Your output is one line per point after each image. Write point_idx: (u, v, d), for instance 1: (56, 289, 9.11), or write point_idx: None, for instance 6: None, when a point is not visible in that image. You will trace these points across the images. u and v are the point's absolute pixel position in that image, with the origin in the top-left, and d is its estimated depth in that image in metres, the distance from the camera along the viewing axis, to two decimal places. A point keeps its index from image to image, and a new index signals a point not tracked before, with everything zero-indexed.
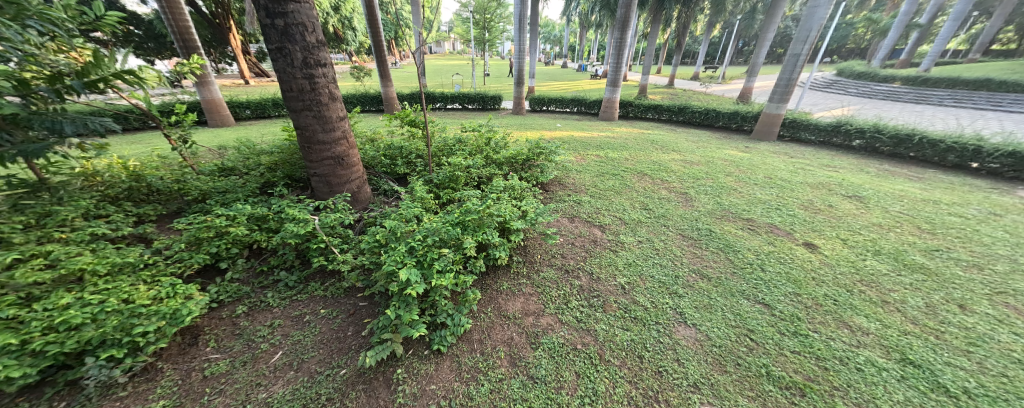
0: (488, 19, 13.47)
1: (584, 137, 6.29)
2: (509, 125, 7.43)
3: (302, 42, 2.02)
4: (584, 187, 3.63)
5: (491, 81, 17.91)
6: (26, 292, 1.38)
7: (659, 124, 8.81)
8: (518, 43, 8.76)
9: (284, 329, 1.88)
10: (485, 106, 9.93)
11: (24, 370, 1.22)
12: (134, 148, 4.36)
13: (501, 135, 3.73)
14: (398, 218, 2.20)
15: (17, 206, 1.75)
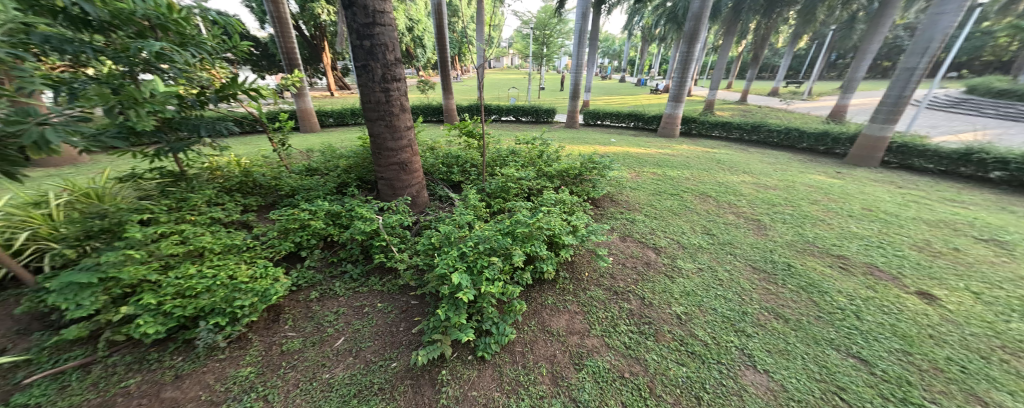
0: (547, 34, 13.87)
1: (640, 153, 6.07)
2: (562, 138, 7.45)
3: (383, 60, 2.26)
4: (639, 205, 3.48)
5: (547, 94, 18.23)
6: (166, 261, 1.73)
7: (728, 143, 8.19)
8: (575, 57, 8.85)
9: (347, 317, 2.07)
10: (536, 119, 10.08)
11: (158, 325, 1.54)
12: (246, 148, 5.24)
13: (554, 148, 3.73)
14: (452, 223, 2.32)
15: (166, 192, 2.21)
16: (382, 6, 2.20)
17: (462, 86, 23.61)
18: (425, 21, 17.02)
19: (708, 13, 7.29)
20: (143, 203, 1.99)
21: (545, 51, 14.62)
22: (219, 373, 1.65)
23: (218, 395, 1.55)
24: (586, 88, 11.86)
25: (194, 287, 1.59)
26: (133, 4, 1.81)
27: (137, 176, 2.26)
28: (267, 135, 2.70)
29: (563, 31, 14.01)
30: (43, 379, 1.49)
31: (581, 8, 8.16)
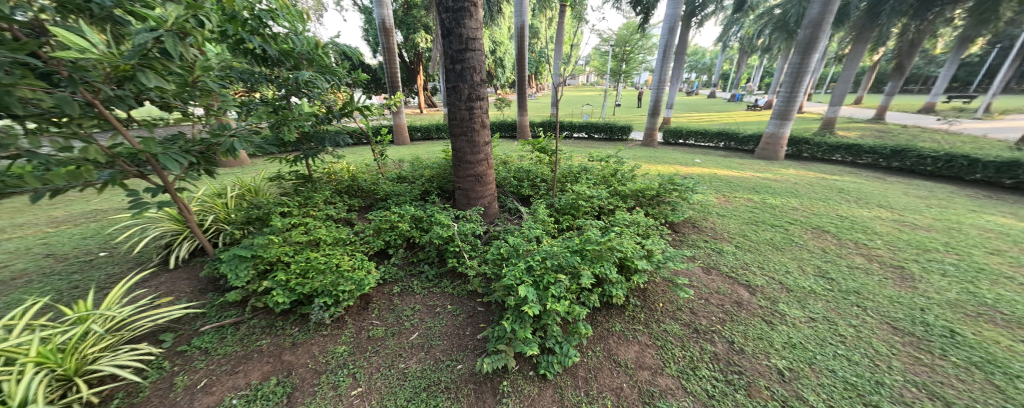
0: (626, 50, 13.56)
1: (733, 176, 5.45)
2: (638, 156, 7.12)
3: (470, 81, 2.47)
4: (728, 234, 3.11)
5: (623, 111, 17.70)
6: (295, 246, 2.14)
7: (852, 169, 6.83)
8: (657, 73, 8.44)
9: (421, 314, 2.26)
10: (611, 136, 9.83)
11: (286, 299, 1.89)
12: (356, 157, 6.26)
13: (630, 167, 3.59)
14: (522, 236, 2.39)
15: (297, 191, 2.74)
16: (475, 33, 2.41)
17: (535, 103, 24.40)
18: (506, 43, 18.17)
19: (829, 18, 6.23)
20: (283, 199, 2.52)
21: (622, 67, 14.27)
22: (322, 347, 1.95)
23: (319, 366, 1.83)
24: (668, 105, 11.16)
25: (312, 271, 1.91)
26: (296, 44, 2.33)
27: (280, 177, 2.87)
28: (370, 147, 3.16)
29: (645, 47, 13.50)
30: (212, 329, 1.98)
31: (668, 22, 7.77)
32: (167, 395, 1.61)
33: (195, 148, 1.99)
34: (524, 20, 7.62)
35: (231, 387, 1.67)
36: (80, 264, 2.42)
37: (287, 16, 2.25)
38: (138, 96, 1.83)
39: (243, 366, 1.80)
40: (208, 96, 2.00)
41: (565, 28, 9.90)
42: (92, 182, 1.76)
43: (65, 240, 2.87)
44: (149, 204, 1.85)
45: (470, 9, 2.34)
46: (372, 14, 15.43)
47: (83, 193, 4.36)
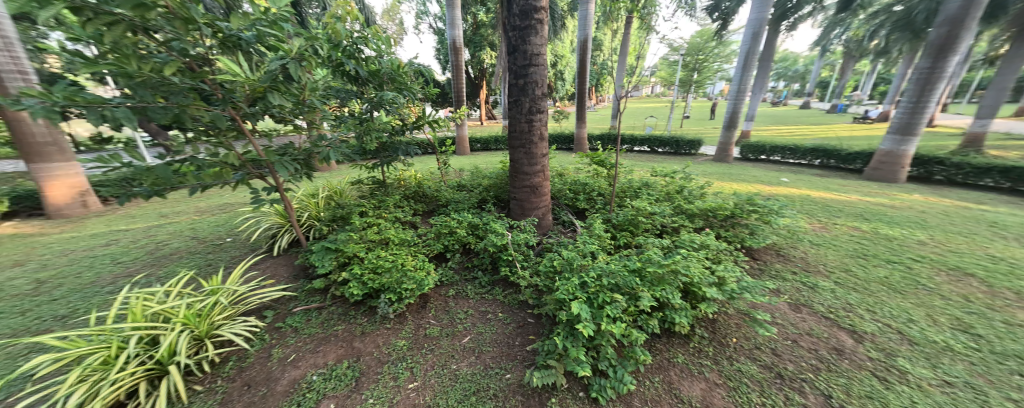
0: (700, 59, 12.68)
1: (832, 199, 4.69)
2: (708, 172, 6.56)
3: (532, 95, 2.54)
4: (824, 267, 2.68)
5: (691, 123, 16.45)
6: (368, 244, 2.39)
7: (1012, 197, 5.38)
8: (736, 82, 7.76)
9: (473, 319, 2.33)
10: (677, 150, 9.32)
11: (358, 291, 2.11)
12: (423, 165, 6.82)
13: (699, 184, 3.33)
14: (576, 250, 2.33)
15: (373, 195, 3.07)
16: (539, 50, 2.47)
17: (594, 115, 24.02)
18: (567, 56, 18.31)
19: (977, 13, 5.15)
20: (362, 202, 2.84)
21: (692, 77, 13.33)
22: (385, 339, 2.13)
23: (381, 357, 1.99)
24: (748, 116, 10.11)
25: (381, 267, 2.11)
26: (382, 65, 2.63)
27: (360, 182, 3.24)
28: (435, 156, 3.41)
29: (721, 54, 12.48)
30: (300, 311, 2.30)
31: (752, 27, 7.01)
32: (265, 364, 1.90)
33: (299, 155, 2.36)
34: (588, 33, 7.62)
35: (312, 365, 1.91)
36: (213, 246, 3.04)
37: (376, 41, 2.57)
38: (264, 112, 2.24)
39: (322, 347, 2.04)
40: (310, 111, 2.36)
41: (630, 39, 9.64)
42: (228, 181, 2.20)
43: (205, 225, 3.63)
44: (264, 200, 2.24)
45: (536, 26, 2.41)
46: (445, 35, 16.92)
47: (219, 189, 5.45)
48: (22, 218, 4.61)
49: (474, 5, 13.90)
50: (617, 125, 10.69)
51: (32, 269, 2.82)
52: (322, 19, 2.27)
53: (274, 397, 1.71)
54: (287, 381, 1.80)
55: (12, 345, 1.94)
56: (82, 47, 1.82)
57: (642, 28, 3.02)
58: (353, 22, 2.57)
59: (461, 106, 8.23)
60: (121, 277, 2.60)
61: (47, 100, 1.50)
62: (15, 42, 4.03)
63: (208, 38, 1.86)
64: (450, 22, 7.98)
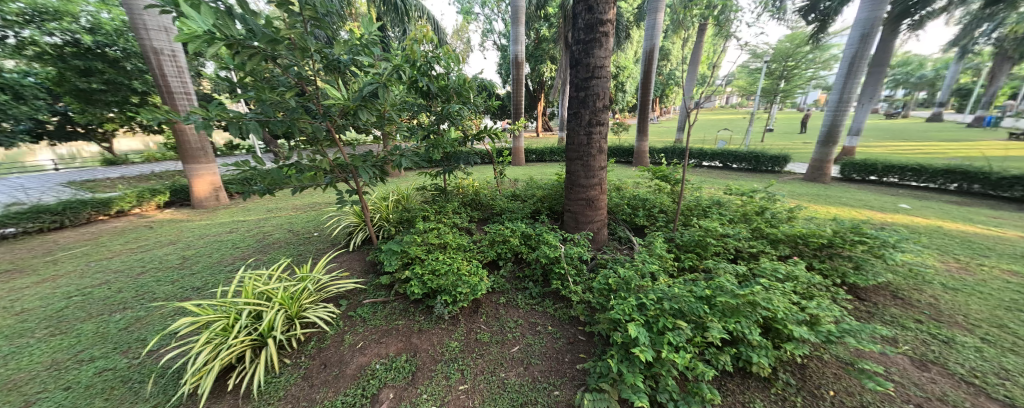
0: (789, 66, 11.24)
1: (976, 233, 3.76)
2: (795, 193, 5.77)
3: (592, 107, 2.50)
4: (962, 319, 2.14)
5: (772, 136, 14.64)
6: (429, 247, 2.55)
7: None
8: (837, 91, 6.67)
9: (523, 329, 2.33)
10: (751, 166, 8.36)
11: (417, 290, 2.25)
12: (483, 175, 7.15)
13: (786, 206, 2.94)
14: (634, 269, 2.21)
15: (435, 201, 3.28)
16: (603, 62, 2.44)
17: (658, 128, 22.67)
18: (629, 66, 17.72)
19: None
20: (426, 207, 3.06)
21: (777, 86, 11.88)
22: (439, 339, 2.23)
23: (435, 356, 2.09)
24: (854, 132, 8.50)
25: (440, 269, 2.23)
26: (451, 81, 2.83)
27: (425, 188, 3.50)
28: (493, 166, 3.53)
29: (816, 60, 10.98)
30: (368, 303, 2.53)
31: (862, 28, 6.02)
32: (338, 347, 2.13)
33: (377, 162, 2.63)
34: (655, 43, 7.30)
35: (376, 354, 2.08)
36: (303, 239, 3.54)
37: (447, 59, 2.78)
38: (352, 125, 2.56)
39: (384, 338, 2.21)
40: (388, 123, 2.63)
41: (702, 47, 9.00)
42: (320, 183, 2.55)
43: (299, 220, 4.26)
44: (346, 201, 2.55)
45: (601, 39, 2.39)
46: (508, 51, 17.69)
47: (310, 190, 6.33)
48: (177, 206, 5.94)
49: (538, 22, 14.31)
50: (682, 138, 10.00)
51: (180, 247, 3.58)
52: (402, 42, 2.53)
53: (344, 379, 1.90)
54: (355, 366, 1.99)
55: (164, 306, 2.48)
56: (230, 74, 2.30)
57: (720, 35, 2.80)
58: (428, 43, 2.82)
59: (520, 119, 8.50)
60: (237, 259, 3.17)
61: (203, 116, 1.91)
62: (186, 70, 5.23)
63: (315, 62, 2.20)
64: (514, 38, 8.30)
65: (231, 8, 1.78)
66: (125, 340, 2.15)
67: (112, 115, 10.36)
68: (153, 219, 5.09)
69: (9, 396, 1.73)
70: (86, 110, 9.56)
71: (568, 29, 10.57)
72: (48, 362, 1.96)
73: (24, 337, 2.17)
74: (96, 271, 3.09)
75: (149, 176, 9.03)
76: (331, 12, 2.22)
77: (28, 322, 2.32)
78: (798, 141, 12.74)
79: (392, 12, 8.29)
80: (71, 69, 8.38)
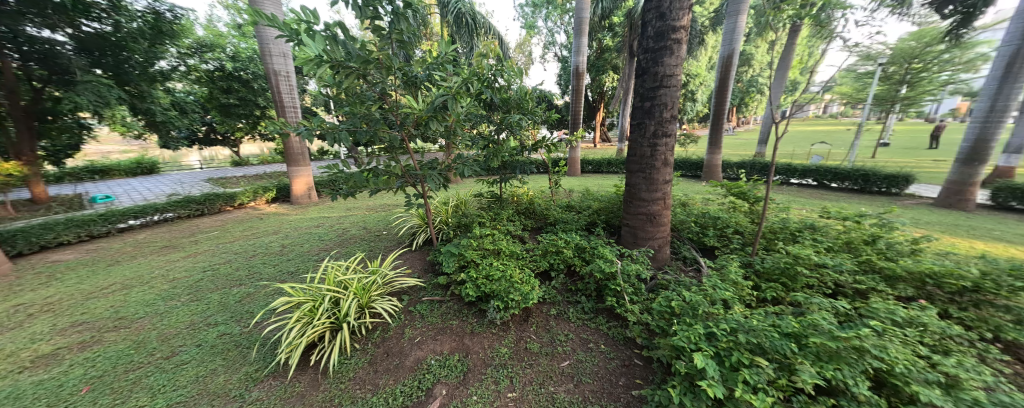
0: (915, 68, 9.11)
1: None
2: (918, 221, 4.75)
3: (658, 117, 2.36)
4: None
5: (884, 151, 12.21)
6: (483, 252, 2.64)
7: None
8: (984, 99, 5.39)
9: (574, 344, 2.25)
10: (854, 187, 7.13)
11: (470, 293, 2.33)
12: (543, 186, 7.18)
13: (910, 237, 2.41)
14: (702, 294, 1.99)
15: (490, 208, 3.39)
16: (672, 70, 2.30)
17: (733, 139, 20.46)
18: (703, 73, 16.29)
19: None
20: (482, 213, 3.18)
21: (896, 92, 9.62)
22: (489, 343, 2.26)
23: (485, 359, 2.14)
24: (1013, 147, 6.72)
25: (493, 274, 2.29)
26: (513, 93, 2.95)
27: (482, 194, 3.65)
28: (549, 176, 3.53)
29: (957, 60, 8.51)
30: (426, 300, 2.69)
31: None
32: (400, 339, 2.30)
33: (442, 170, 2.83)
34: (734, 48, 6.66)
35: (431, 350, 2.20)
36: (375, 236, 3.93)
37: (511, 72, 2.88)
38: (423, 134, 2.79)
39: (438, 336, 2.32)
40: (454, 133, 2.80)
41: (795, 50, 7.89)
42: (392, 186, 2.81)
43: (373, 219, 4.74)
44: (412, 204, 2.78)
45: (673, 47, 2.26)
46: (568, 62, 17.74)
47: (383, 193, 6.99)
48: (278, 200, 7.05)
49: (602, 32, 14.11)
50: (762, 152, 8.92)
51: (281, 236, 4.24)
52: (471, 58, 2.71)
53: (403, 370, 2.04)
54: (412, 359, 2.12)
55: (267, 285, 2.95)
56: (330, 92, 2.71)
57: (819, 36, 2.49)
58: (494, 58, 2.96)
59: (580, 130, 8.42)
60: (323, 249, 3.64)
61: (308, 126, 2.27)
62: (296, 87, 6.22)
63: (397, 79, 2.47)
64: (576, 49, 8.29)
65: (335, 35, 2.10)
66: (239, 311, 2.59)
67: (242, 126, 12.79)
68: (262, 211, 6.13)
69: (162, 346, 2.21)
70: (224, 121, 11.98)
71: (633, 38, 10.29)
72: (188, 322, 2.46)
73: (174, 300, 2.76)
74: (223, 251, 3.83)
75: (261, 176, 10.89)
76: (413, 35, 2.49)
77: (178, 289, 2.95)
78: (925, 158, 10.39)
79: (461, 30, 8.67)
80: (218, 88, 10.81)
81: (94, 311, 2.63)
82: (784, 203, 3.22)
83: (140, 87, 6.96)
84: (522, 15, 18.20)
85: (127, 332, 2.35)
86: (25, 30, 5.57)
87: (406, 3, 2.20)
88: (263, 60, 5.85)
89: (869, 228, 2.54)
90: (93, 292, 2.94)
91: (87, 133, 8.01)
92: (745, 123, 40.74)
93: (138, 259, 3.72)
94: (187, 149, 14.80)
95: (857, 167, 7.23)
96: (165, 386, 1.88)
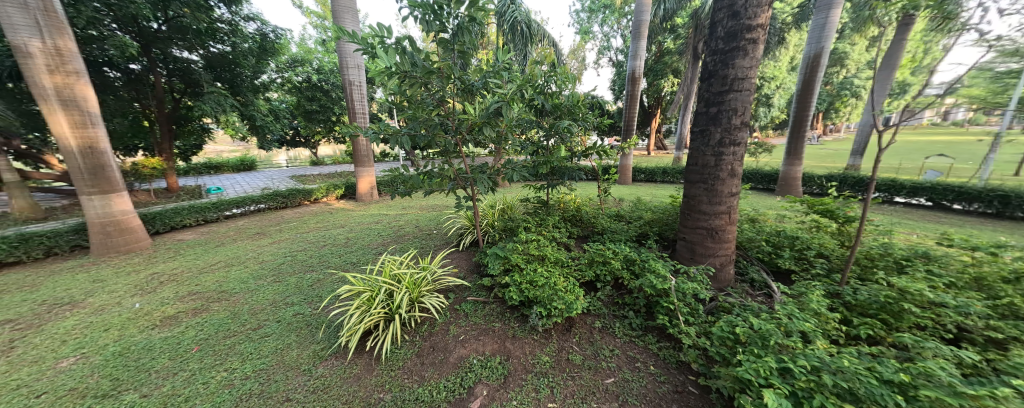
0: None
1: None
2: None
3: (726, 124, 2.17)
4: None
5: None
6: (527, 257, 2.65)
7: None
8: None
9: (620, 361, 2.13)
10: (987, 210, 5.81)
11: (514, 297, 2.35)
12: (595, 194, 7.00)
13: None
14: (774, 322, 1.76)
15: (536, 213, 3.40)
16: (745, 73, 2.10)
17: (818, 150, 17.93)
18: (780, 75, 14.53)
19: None
20: (528, 219, 3.21)
21: None
22: (531, 350, 2.24)
23: (526, 365, 2.12)
24: None
25: (537, 280, 2.28)
26: (565, 99, 2.94)
27: (528, 200, 3.69)
28: (598, 183, 3.43)
29: None
30: (471, 300, 2.77)
31: None
32: (445, 335, 2.39)
33: (491, 173, 2.91)
34: (824, 46, 5.86)
35: (474, 349, 2.25)
36: (426, 235, 4.18)
37: (564, 79, 2.89)
38: (475, 140, 2.90)
39: (481, 336, 2.36)
40: (505, 139, 2.87)
41: (905, 46, 6.70)
42: (444, 188, 2.97)
43: (424, 219, 5.04)
44: (462, 206, 2.89)
45: (747, 47, 2.06)
46: (624, 67, 17.15)
47: (436, 194, 7.39)
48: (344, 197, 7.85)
49: (663, 34, 13.38)
50: (855, 164, 7.67)
51: (346, 230, 4.72)
52: (526, 65, 2.77)
53: (447, 365, 2.12)
54: (456, 356, 2.19)
55: (334, 273, 3.28)
56: (395, 99, 2.95)
57: (942, 31, 2.10)
58: (549, 65, 2.98)
59: (632, 137, 8.10)
60: (381, 244, 3.95)
61: (375, 130, 2.49)
62: (366, 96, 6.88)
63: (455, 87, 2.61)
64: (633, 53, 8.01)
65: (405, 48, 2.29)
66: (310, 294, 2.92)
67: (319, 130, 14.51)
68: (332, 206, 6.87)
69: (251, 319, 2.57)
70: (307, 126, 13.72)
71: (697, 40, 9.65)
72: (271, 300, 2.83)
73: (262, 280, 3.21)
74: (299, 240, 4.37)
75: (332, 175, 12.20)
76: (473, 46, 2.63)
77: (265, 270, 3.42)
78: None
79: (517, 39, 8.87)
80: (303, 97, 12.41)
81: (205, 283, 3.17)
82: (885, 225, 2.75)
83: (246, 96, 8.32)
84: (578, 21, 18.07)
85: (226, 304, 2.78)
86: (172, 52, 6.98)
87: (470, 15, 2.33)
88: (341, 72, 6.58)
89: (1009, 262, 2.06)
90: (205, 267, 3.55)
91: (208, 136, 9.69)
92: (835, 133, 35.55)
93: (236, 242, 4.41)
94: (277, 149, 17.24)
95: (992, 186, 5.86)
96: (253, 353, 2.19)
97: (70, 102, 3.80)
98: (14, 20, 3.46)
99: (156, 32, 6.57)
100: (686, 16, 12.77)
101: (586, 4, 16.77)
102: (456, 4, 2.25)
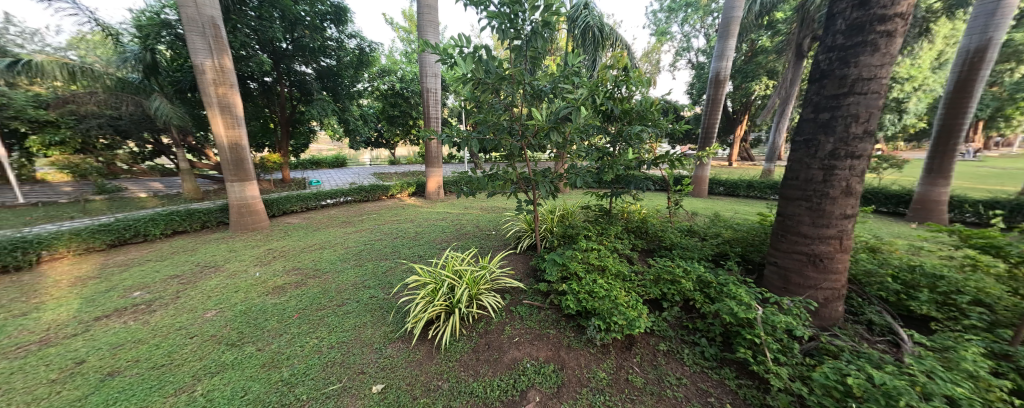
0: None
1: None
2: None
3: (841, 133, 1.83)
4: None
5: None
6: (587, 266, 2.58)
7: None
8: None
9: (690, 390, 1.93)
10: None
11: (572, 305, 2.30)
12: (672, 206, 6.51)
13: None
14: (905, 379, 1.41)
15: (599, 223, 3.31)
16: (874, 71, 1.75)
17: (976, 168, 14.00)
18: (919, 75, 11.78)
19: None
20: (590, 227, 3.14)
21: None
22: (588, 362, 2.16)
23: (581, 378, 2.05)
24: None
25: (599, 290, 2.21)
26: (636, 103, 2.81)
27: (589, 207, 3.61)
28: (669, 195, 3.19)
29: None
30: (526, 303, 2.79)
31: None
32: (500, 335, 2.44)
33: (554, 178, 2.91)
34: (990, 37, 4.63)
35: (528, 353, 2.25)
36: (485, 235, 4.35)
37: (637, 83, 2.75)
38: (540, 145, 2.93)
39: (536, 341, 2.35)
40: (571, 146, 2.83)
41: None
42: (506, 191, 3.06)
43: (485, 219, 5.26)
44: (523, 209, 2.94)
45: (877, 42, 1.73)
46: (704, 69, 15.70)
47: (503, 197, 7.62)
48: (416, 194, 8.55)
49: (757, 31, 11.93)
50: None
51: (415, 224, 5.16)
52: (596, 70, 2.73)
53: (500, 365, 2.16)
54: (510, 357, 2.22)
55: (404, 263, 3.60)
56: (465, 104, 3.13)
57: None
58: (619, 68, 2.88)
59: (709, 145, 7.42)
60: (444, 240, 4.23)
61: (448, 134, 2.66)
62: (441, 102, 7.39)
63: (525, 92, 2.66)
64: (718, 54, 7.31)
65: (479, 56, 2.40)
66: (383, 280, 3.25)
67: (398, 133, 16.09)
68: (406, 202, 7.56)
69: (337, 296, 2.95)
70: (388, 129, 15.32)
71: (800, 36, 8.40)
72: (353, 282, 3.22)
73: (346, 262, 3.68)
74: (375, 231, 4.90)
75: (405, 174, 13.40)
76: (544, 52, 2.66)
77: (348, 254, 3.92)
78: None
79: (587, 43, 8.73)
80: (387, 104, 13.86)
81: (303, 261, 3.75)
82: None
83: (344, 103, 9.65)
84: (655, 22, 17.16)
85: (319, 281, 3.24)
86: (294, 67, 8.43)
87: (544, 21, 2.37)
88: (422, 80, 7.20)
89: None
90: (305, 248, 4.20)
91: (313, 137, 11.47)
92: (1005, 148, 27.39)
93: (330, 229, 5.12)
94: (363, 149, 19.69)
95: None
96: (337, 326, 2.51)
97: (225, 108, 4.83)
98: (197, 45, 4.54)
99: (284, 51, 8.02)
100: (788, 10, 11.20)
101: (664, 4, 15.79)
102: (532, 11, 2.30)
